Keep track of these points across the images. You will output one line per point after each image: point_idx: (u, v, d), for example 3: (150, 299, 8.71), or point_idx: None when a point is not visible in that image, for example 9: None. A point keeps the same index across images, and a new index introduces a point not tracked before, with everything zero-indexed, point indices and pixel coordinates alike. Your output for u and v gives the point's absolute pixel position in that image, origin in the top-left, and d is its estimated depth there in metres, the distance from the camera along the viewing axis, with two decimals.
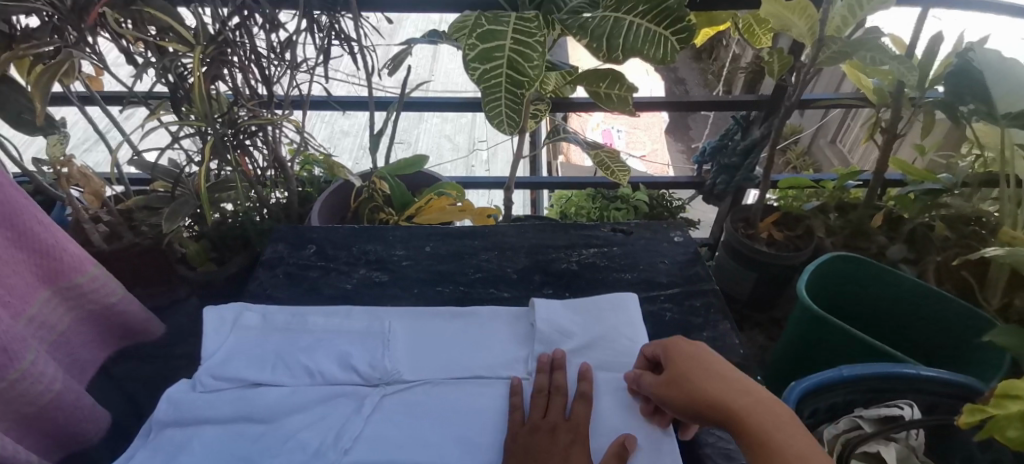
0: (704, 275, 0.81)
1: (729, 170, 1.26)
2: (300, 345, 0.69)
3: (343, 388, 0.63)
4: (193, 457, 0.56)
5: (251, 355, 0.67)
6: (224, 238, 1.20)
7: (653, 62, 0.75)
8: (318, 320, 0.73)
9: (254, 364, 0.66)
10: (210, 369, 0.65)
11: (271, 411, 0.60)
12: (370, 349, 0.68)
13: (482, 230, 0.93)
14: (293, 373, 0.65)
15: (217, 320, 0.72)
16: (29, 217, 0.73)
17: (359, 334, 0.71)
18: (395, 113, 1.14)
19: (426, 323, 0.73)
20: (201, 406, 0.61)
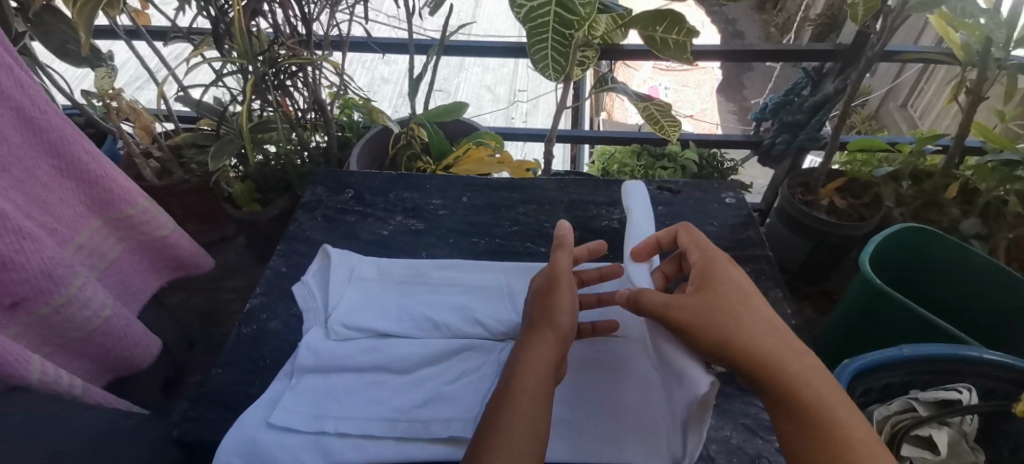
0: (756, 240, 0.77)
1: (792, 128, 1.18)
2: (419, 297, 0.69)
3: (471, 342, 0.63)
4: (345, 406, 0.57)
5: (377, 306, 0.68)
6: (268, 179, 1.21)
7: (722, 0, 0.69)
8: (433, 273, 0.73)
9: (381, 316, 0.67)
10: (342, 318, 0.66)
11: (405, 362, 0.61)
12: (490, 302, 0.68)
13: (519, 182, 0.89)
14: (415, 324, 0.65)
15: (339, 269, 0.73)
16: (77, 146, 0.74)
17: (475, 287, 0.71)
18: (434, 57, 1.10)
19: (471, 275, 0.73)
20: (341, 355, 0.62)
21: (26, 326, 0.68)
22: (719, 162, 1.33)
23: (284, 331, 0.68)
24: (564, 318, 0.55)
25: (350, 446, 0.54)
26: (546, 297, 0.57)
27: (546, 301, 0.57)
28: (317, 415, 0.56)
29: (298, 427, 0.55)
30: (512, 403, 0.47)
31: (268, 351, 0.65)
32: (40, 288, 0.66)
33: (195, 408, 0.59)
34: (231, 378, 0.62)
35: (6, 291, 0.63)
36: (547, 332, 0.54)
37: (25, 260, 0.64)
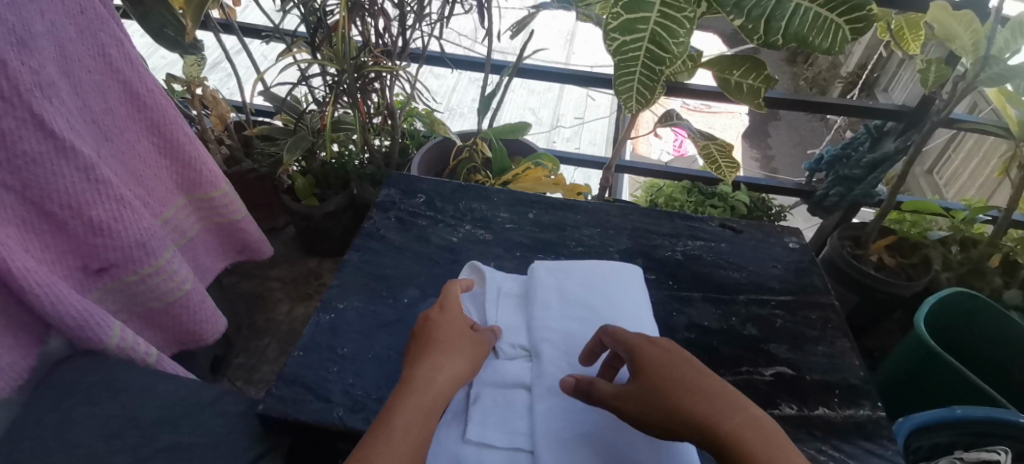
0: (822, 287, 0.79)
1: (848, 183, 1.22)
2: (575, 314, 0.70)
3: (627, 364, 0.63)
4: (507, 419, 0.58)
5: (540, 323, 0.68)
6: (329, 176, 1.26)
7: (818, 51, 0.73)
8: (587, 288, 0.74)
9: (547, 332, 0.67)
10: (508, 340, 0.66)
11: (580, 379, 0.62)
12: (638, 324, 0.69)
13: (583, 204, 0.92)
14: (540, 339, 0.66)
15: (483, 292, 0.72)
16: (177, 127, 0.79)
17: (626, 305, 0.71)
18: (507, 78, 1.16)
19: (621, 294, 0.73)
20: (514, 374, 0.63)
21: (109, 291, 0.71)
22: (767, 208, 1.34)
23: (358, 322, 0.70)
24: (454, 329, 0.60)
25: (471, 451, 0.55)
26: (433, 312, 0.62)
27: (459, 339, 0.59)
28: (505, 433, 0.57)
29: (457, 443, 0.56)
30: (420, 405, 0.50)
31: (345, 341, 0.68)
32: (132, 257, 0.69)
33: (276, 387, 0.62)
34: (310, 362, 0.65)
35: (99, 256, 0.66)
36: (451, 357, 0.56)
37: (123, 229, 0.67)
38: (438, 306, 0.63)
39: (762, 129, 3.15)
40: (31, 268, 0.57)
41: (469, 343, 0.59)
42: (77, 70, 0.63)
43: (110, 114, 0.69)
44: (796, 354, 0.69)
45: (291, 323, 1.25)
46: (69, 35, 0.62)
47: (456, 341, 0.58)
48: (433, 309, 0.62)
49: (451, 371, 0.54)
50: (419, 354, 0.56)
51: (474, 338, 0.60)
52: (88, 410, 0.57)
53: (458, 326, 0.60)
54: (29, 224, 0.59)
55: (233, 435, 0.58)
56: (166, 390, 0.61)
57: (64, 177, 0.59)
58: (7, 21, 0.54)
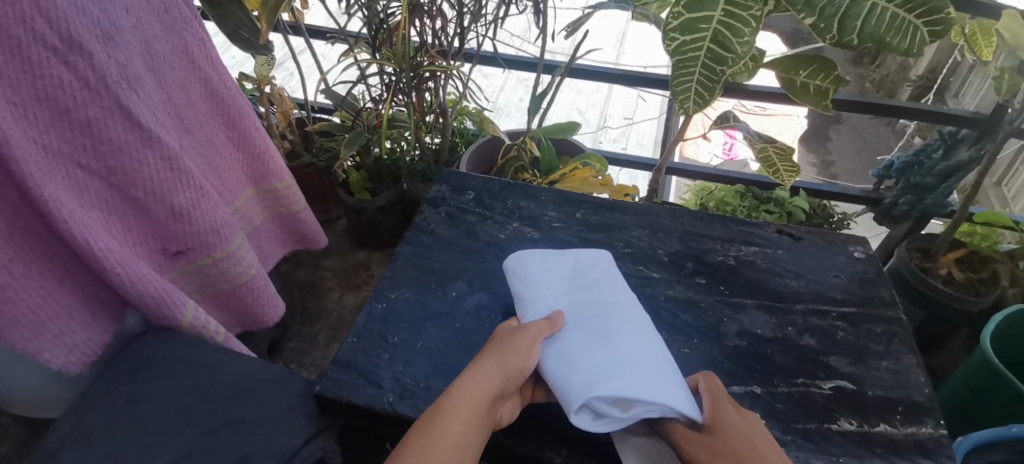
0: (886, 299, 0.76)
1: (919, 191, 1.16)
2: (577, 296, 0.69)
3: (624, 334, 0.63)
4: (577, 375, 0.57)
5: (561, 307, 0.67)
6: (381, 172, 1.29)
7: (895, 52, 0.71)
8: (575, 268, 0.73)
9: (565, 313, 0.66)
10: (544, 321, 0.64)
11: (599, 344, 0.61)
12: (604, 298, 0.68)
13: (634, 205, 0.91)
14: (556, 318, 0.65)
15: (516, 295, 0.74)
16: (248, 122, 0.82)
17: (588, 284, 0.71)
18: (559, 78, 1.16)
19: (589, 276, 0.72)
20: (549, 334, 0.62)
21: (185, 273, 0.75)
22: (829, 215, 1.29)
23: (410, 313, 0.72)
24: (500, 343, 0.58)
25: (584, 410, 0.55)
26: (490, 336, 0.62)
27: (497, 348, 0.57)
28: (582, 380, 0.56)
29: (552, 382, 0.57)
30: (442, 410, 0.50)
31: (396, 329, 0.70)
32: (205, 242, 0.73)
33: (332, 370, 0.64)
34: (363, 349, 0.67)
35: (177, 240, 0.70)
36: (486, 363, 0.55)
37: (198, 214, 0.70)
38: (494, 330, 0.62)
39: (822, 133, 3.01)
40: (113, 248, 0.61)
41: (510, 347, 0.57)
42: (158, 64, 0.67)
43: (190, 108, 0.73)
44: (857, 368, 0.67)
45: (341, 311, 1.29)
46: (152, 32, 0.66)
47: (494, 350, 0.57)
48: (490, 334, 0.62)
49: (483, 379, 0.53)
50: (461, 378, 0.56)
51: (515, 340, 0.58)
52: (158, 383, 0.61)
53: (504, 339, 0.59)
54: (114, 208, 0.64)
55: (291, 413, 0.60)
56: (231, 367, 0.64)
57: (146, 165, 0.63)
58: (90, 13, 0.57)
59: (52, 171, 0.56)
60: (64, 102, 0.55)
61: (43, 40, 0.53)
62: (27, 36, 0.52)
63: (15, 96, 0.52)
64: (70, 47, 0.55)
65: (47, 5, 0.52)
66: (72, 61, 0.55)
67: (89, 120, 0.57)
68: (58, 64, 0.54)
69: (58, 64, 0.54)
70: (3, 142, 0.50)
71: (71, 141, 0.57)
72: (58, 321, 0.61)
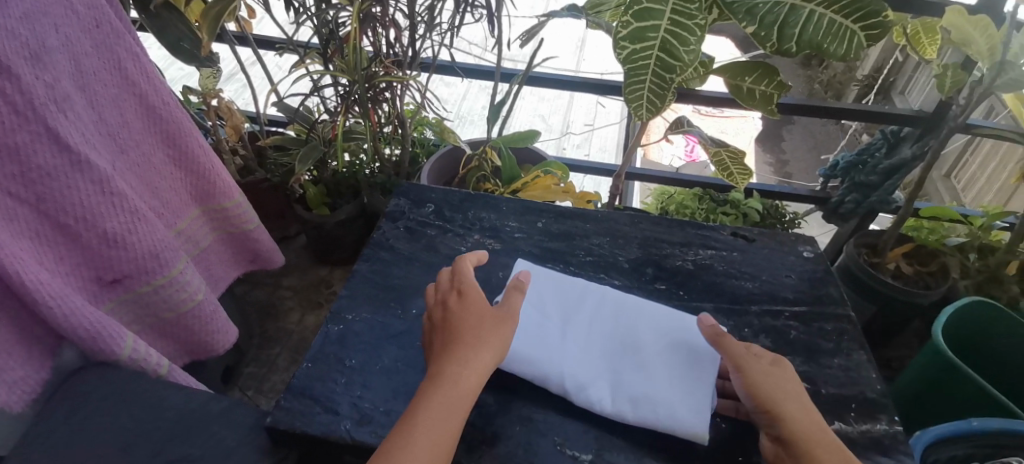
0: (837, 297, 0.78)
1: (865, 189, 1.19)
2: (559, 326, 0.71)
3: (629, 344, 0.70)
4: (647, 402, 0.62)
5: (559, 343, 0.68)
6: (340, 185, 1.26)
7: (833, 58, 0.73)
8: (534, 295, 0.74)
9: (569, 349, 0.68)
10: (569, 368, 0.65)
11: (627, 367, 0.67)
12: (583, 317, 0.72)
13: (593, 213, 0.91)
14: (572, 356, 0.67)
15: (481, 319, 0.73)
16: (193, 140, 0.80)
17: (560, 308, 0.73)
18: (517, 86, 1.16)
19: (553, 299, 0.74)
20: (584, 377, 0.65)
21: (123, 302, 0.72)
22: (782, 215, 1.32)
23: (367, 333, 0.70)
24: (476, 313, 0.60)
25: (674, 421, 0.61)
26: (451, 299, 0.62)
27: (477, 324, 0.59)
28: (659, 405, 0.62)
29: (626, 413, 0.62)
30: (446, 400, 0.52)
31: (353, 352, 0.68)
32: (145, 268, 0.70)
33: (285, 398, 0.62)
34: (319, 373, 0.65)
35: (115, 267, 0.67)
36: (477, 346, 0.56)
37: (138, 239, 0.67)
38: (456, 292, 0.62)
39: (776, 133, 3.10)
40: (45, 280, 0.58)
41: (493, 324, 0.59)
42: (90, 84, 0.64)
43: (126, 128, 0.70)
44: (811, 367, 0.68)
45: (302, 332, 1.26)
46: (85, 51, 0.63)
47: (475, 325, 0.58)
48: (451, 297, 0.62)
49: (480, 364, 0.55)
50: (436, 354, 0.57)
51: (493, 316, 0.60)
52: (97, 421, 0.58)
53: (478, 309, 0.60)
54: (46, 237, 0.60)
55: (242, 445, 0.58)
56: (178, 399, 0.62)
57: (80, 191, 0.60)
58: (20, 35, 0.55)
59: None
60: None
61: None
62: None
63: None
64: None
65: None
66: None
67: (16, 145, 0.55)
68: None
69: None
70: None
71: None
72: None
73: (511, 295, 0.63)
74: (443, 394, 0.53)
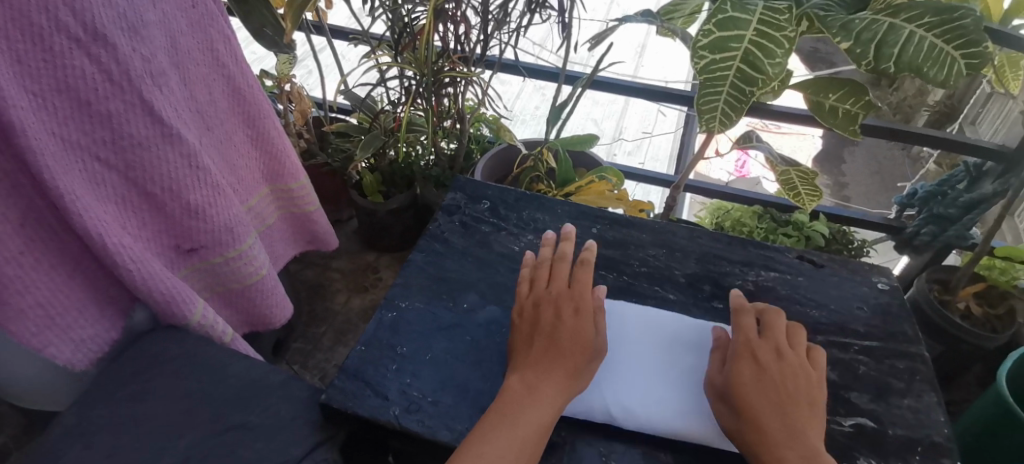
0: (909, 335, 0.74)
1: (942, 222, 1.13)
2: None
3: (657, 365, 0.67)
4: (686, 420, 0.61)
5: None
6: (395, 175, 1.28)
7: (931, 83, 0.68)
8: None
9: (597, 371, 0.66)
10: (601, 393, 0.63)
11: (659, 387, 0.65)
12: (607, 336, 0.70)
13: (651, 223, 0.89)
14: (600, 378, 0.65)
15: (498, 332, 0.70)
16: (269, 121, 0.82)
17: None
18: (580, 90, 1.14)
19: None
20: (616, 398, 0.63)
21: (197, 271, 0.74)
22: (848, 241, 1.28)
23: (419, 323, 0.71)
24: (581, 338, 0.60)
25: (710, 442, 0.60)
26: (566, 312, 0.62)
27: (574, 352, 0.59)
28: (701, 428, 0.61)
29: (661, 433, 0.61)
30: (520, 419, 0.54)
31: (405, 340, 0.69)
32: (220, 240, 0.72)
33: (339, 379, 0.63)
34: (372, 358, 0.66)
35: (190, 237, 0.69)
36: (558, 379, 0.57)
37: (214, 213, 0.69)
38: (573, 305, 0.62)
39: (836, 154, 2.98)
40: (128, 244, 0.60)
41: (584, 357, 0.60)
42: (182, 60, 0.66)
43: (212, 105, 0.73)
44: (878, 405, 0.65)
45: (347, 313, 1.28)
46: (179, 28, 0.66)
47: (572, 352, 0.59)
48: (566, 308, 0.62)
49: (557, 398, 0.57)
50: (521, 363, 0.59)
51: (586, 348, 0.60)
52: (164, 383, 0.60)
53: (573, 333, 0.60)
54: (130, 202, 0.63)
55: (296, 419, 0.59)
56: (237, 370, 0.63)
57: (165, 162, 0.62)
58: (118, 6, 0.56)
59: (68, 164, 0.55)
60: (85, 95, 0.55)
61: (67, 30, 0.52)
62: (51, 25, 0.51)
63: (36, 85, 0.51)
64: (93, 38, 0.54)
65: None
66: (95, 54, 0.54)
67: (110, 113, 0.57)
68: (81, 56, 0.53)
69: (81, 55, 0.53)
70: (22, 133, 0.49)
71: (90, 135, 0.56)
72: (62, 316, 0.60)
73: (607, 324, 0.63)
74: (521, 414, 0.55)
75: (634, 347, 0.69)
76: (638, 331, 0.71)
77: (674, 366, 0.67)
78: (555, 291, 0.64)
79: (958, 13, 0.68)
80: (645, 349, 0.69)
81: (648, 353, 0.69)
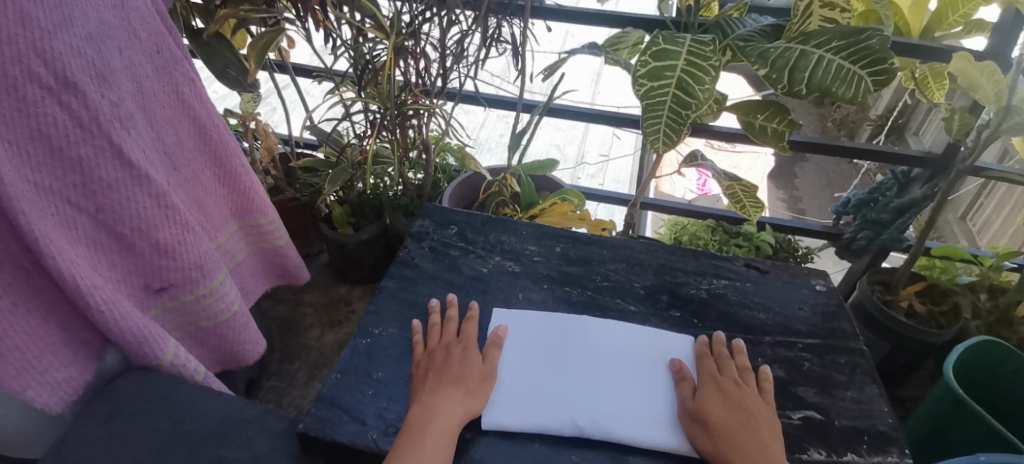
0: (849, 331, 0.80)
1: (876, 227, 1.22)
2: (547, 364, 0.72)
3: (618, 375, 0.71)
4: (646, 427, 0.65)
5: (549, 382, 0.69)
6: (364, 206, 1.31)
7: (842, 100, 0.76)
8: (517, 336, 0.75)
9: (560, 387, 0.69)
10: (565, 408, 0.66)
11: (620, 397, 0.68)
12: (569, 352, 0.74)
13: (610, 240, 0.95)
14: (564, 394, 0.68)
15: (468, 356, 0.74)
16: (236, 159, 0.84)
17: (546, 346, 0.74)
18: (538, 117, 1.21)
19: (539, 339, 0.75)
20: (580, 411, 0.66)
21: (167, 310, 0.75)
22: (794, 249, 1.34)
23: (392, 347, 0.74)
24: (465, 368, 0.67)
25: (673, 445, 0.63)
26: (457, 350, 0.69)
27: (462, 378, 0.65)
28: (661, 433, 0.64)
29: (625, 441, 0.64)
30: (427, 436, 0.58)
31: (380, 364, 0.71)
32: (190, 277, 0.74)
33: (316, 406, 0.65)
34: (347, 383, 0.68)
35: (160, 276, 0.71)
36: (451, 398, 0.62)
37: (184, 250, 0.71)
38: (461, 344, 0.70)
39: (789, 169, 3.13)
40: (99, 285, 0.62)
41: (477, 380, 0.66)
42: (148, 104, 0.69)
43: (178, 146, 0.75)
44: (824, 398, 0.70)
45: (321, 346, 1.29)
46: (146, 74, 0.68)
47: (463, 380, 0.65)
48: (455, 347, 0.70)
49: (454, 414, 0.61)
50: (419, 394, 0.64)
51: (478, 375, 0.67)
52: (141, 420, 0.61)
53: (458, 365, 0.67)
54: (101, 244, 0.64)
55: (274, 447, 0.61)
56: (214, 403, 0.65)
57: (135, 203, 0.65)
58: (85, 54, 0.58)
59: (42, 209, 0.57)
60: (57, 141, 0.57)
61: (39, 80, 0.54)
62: (22, 76, 0.53)
63: (7, 133, 0.53)
64: (65, 87, 0.56)
65: (43, 46, 0.54)
66: (66, 101, 0.56)
67: (81, 158, 0.59)
68: (53, 103, 0.55)
69: (53, 103, 0.55)
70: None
71: (62, 179, 0.59)
72: (38, 360, 0.61)
73: (491, 352, 0.70)
74: (423, 430, 0.59)
75: (596, 361, 0.73)
76: (600, 347, 0.75)
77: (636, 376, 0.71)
78: (445, 341, 0.71)
79: (864, 35, 0.76)
80: (606, 362, 0.73)
81: (608, 366, 0.73)
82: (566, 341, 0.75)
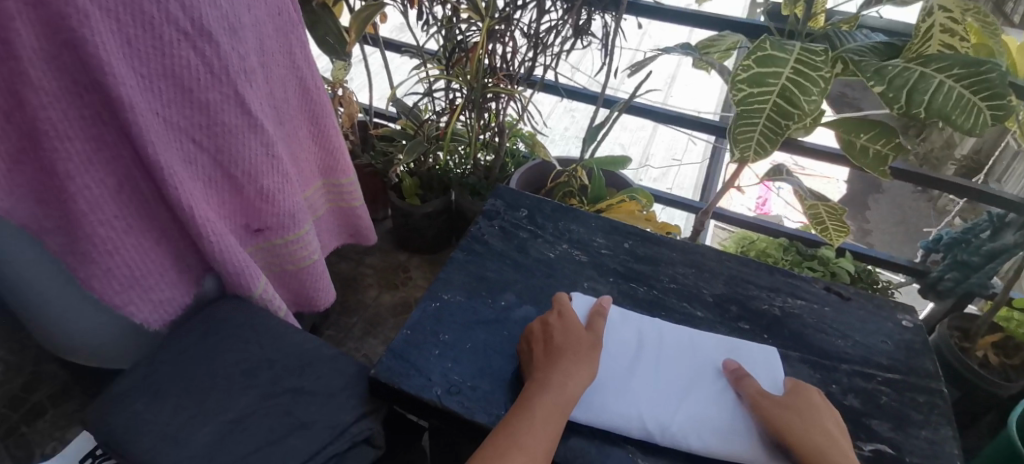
0: (929, 370, 0.77)
1: (964, 269, 1.16)
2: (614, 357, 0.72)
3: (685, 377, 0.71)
4: (710, 430, 0.64)
5: (615, 375, 0.70)
6: (433, 180, 1.34)
7: (959, 130, 0.73)
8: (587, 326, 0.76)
9: (625, 381, 0.69)
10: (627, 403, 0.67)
11: (685, 399, 0.68)
12: (638, 349, 0.74)
13: (682, 243, 0.94)
14: (629, 388, 0.69)
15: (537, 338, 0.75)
16: (331, 120, 0.88)
17: (616, 340, 0.75)
18: (617, 112, 1.20)
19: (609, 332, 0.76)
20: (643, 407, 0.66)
21: (258, 250, 0.80)
22: (874, 280, 1.30)
23: (460, 315, 0.75)
24: (575, 336, 0.68)
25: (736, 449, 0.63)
26: (553, 320, 0.70)
27: (576, 345, 0.67)
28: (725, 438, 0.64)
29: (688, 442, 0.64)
30: (550, 402, 0.59)
31: (447, 329, 0.73)
32: (284, 223, 0.78)
33: (386, 358, 0.68)
34: (415, 341, 0.71)
35: (260, 218, 0.75)
36: (574, 365, 0.63)
37: (283, 198, 0.75)
38: (556, 313, 0.71)
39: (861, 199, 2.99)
40: (209, 218, 0.66)
41: (589, 347, 0.67)
42: (267, 59, 0.73)
43: (284, 102, 0.79)
44: (897, 434, 0.68)
45: (377, 308, 1.33)
46: (268, 32, 0.72)
47: (575, 347, 0.66)
48: (552, 317, 0.70)
49: (580, 381, 0.62)
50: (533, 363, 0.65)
51: (587, 342, 0.68)
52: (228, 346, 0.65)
53: (570, 334, 0.68)
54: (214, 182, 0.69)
55: (345, 391, 0.64)
56: (293, 342, 0.68)
57: (248, 149, 0.69)
58: (221, 7, 0.61)
59: (168, 142, 0.61)
60: (188, 83, 0.61)
61: (176, 23, 0.57)
62: (161, 17, 0.56)
63: (144, 69, 0.57)
64: (199, 33, 0.59)
65: None
66: (200, 47, 0.60)
67: (207, 102, 0.63)
68: (187, 47, 0.59)
69: (187, 47, 0.59)
70: (134, 114, 0.55)
71: (189, 118, 0.63)
72: (145, 278, 0.66)
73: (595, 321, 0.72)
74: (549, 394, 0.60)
75: (663, 361, 0.73)
76: (669, 348, 0.75)
77: (703, 379, 0.71)
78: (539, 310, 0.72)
79: (986, 66, 0.72)
80: (674, 363, 0.73)
81: (676, 367, 0.72)
82: (635, 338, 0.76)
